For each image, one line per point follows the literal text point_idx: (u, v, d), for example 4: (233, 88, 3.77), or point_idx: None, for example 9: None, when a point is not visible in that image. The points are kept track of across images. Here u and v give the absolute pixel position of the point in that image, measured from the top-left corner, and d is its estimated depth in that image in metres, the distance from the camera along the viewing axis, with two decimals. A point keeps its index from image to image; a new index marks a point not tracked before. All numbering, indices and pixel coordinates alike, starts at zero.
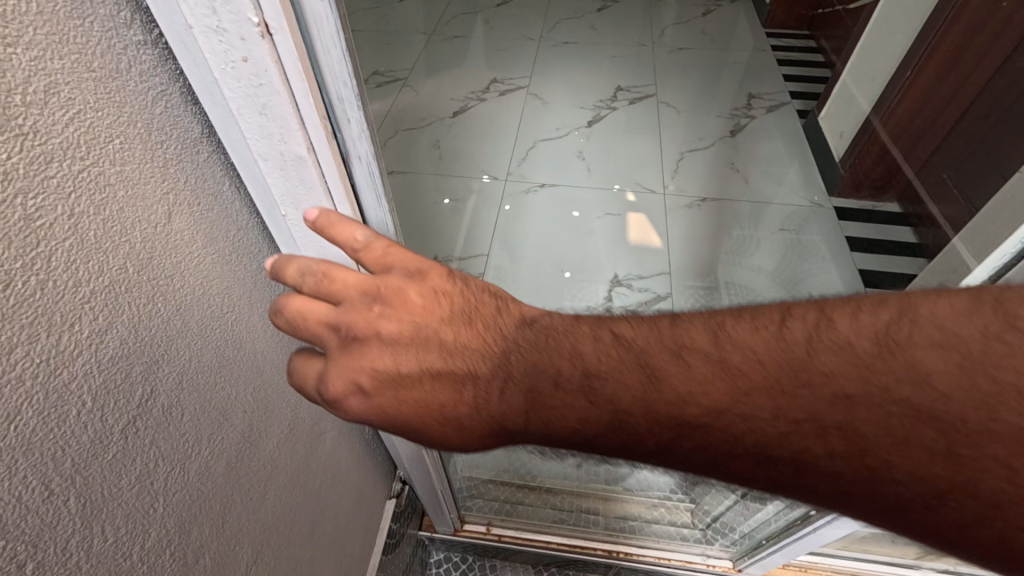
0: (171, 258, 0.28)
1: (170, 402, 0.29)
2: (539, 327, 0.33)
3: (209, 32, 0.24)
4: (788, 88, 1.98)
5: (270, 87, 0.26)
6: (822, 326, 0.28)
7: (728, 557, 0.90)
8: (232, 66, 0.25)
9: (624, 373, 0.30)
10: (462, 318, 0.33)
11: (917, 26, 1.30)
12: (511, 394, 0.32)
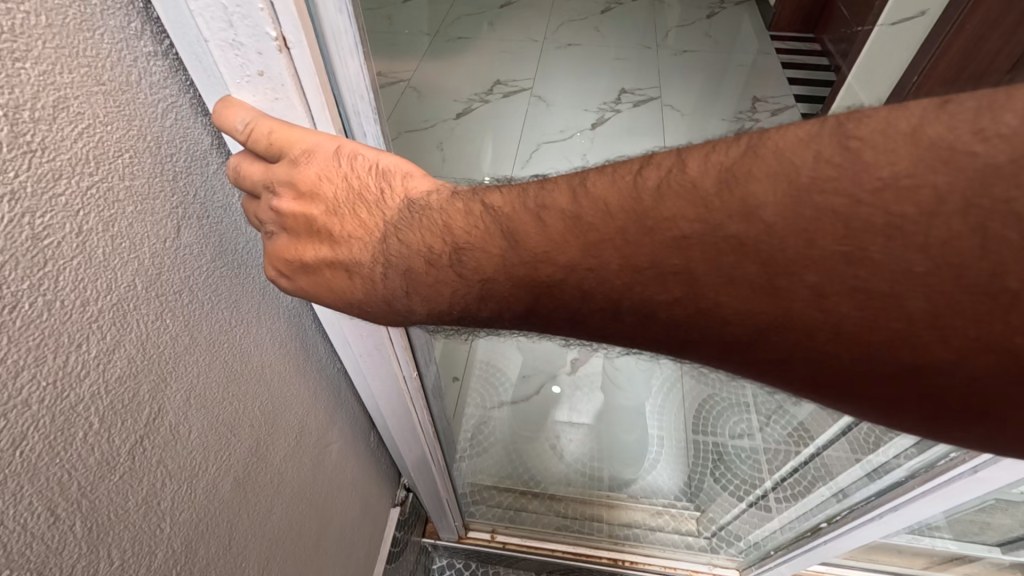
0: (179, 273, 0.27)
1: (178, 419, 0.28)
2: (418, 207, 0.29)
3: (225, 48, 0.24)
4: (792, 91, 1.98)
5: (287, 100, 0.27)
6: (675, 170, 0.24)
7: (734, 565, 0.89)
8: (248, 79, 0.26)
9: (488, 239, 0.27)
10: (348, 205, 0.30)
11: (925, 29, 1.29)
12: (393, 280, 0.29)
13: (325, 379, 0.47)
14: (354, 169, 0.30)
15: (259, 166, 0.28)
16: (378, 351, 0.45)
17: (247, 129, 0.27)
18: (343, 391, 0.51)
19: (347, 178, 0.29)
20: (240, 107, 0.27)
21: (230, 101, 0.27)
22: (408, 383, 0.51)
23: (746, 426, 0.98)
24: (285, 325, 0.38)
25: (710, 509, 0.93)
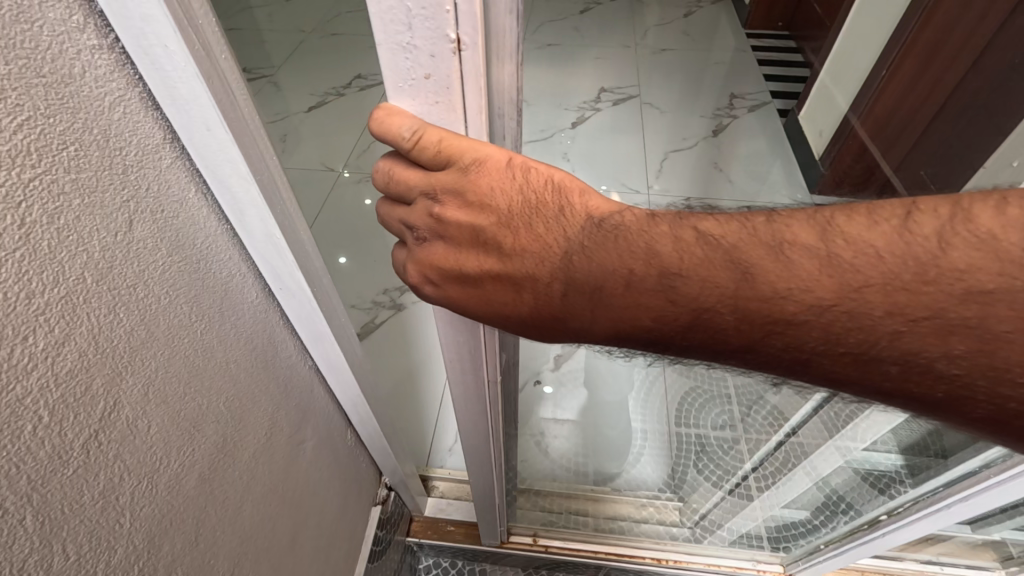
0: (134, 268, 0.27)
1: (136, 414, 0.28)
2: (604, 226, 0.32)
3: (399, 50, 0.27)
4: (770, 88, 2.02)
5: (447, 102, 0.29)
6: (958, 218, 0.25)
7: (778, 560, 0.90)
8: (414, 81, 0.28)
9: (711, 271, 0.29)
10: (523, 220, 0.33)
11: (893, 23, 1.32)
12: (572, 294, 0.32)
13: (297, 377, 0.47)
14: (530, 187, 0.32)
15: (427, 176, 0.32)
16: (471, 356, 0.47)
17: (414, 137, 0.31)
18: (316, 389, 0.51)
19: (522, 193, 0.32)
20: (403, 115, 0.30)
21: (393, 110, 0.30)
22: (491, 389, 0.53)
23: (727, 417, 0.98)
24: (251, 320, 0.38)
25: (694, 500, 0.94)
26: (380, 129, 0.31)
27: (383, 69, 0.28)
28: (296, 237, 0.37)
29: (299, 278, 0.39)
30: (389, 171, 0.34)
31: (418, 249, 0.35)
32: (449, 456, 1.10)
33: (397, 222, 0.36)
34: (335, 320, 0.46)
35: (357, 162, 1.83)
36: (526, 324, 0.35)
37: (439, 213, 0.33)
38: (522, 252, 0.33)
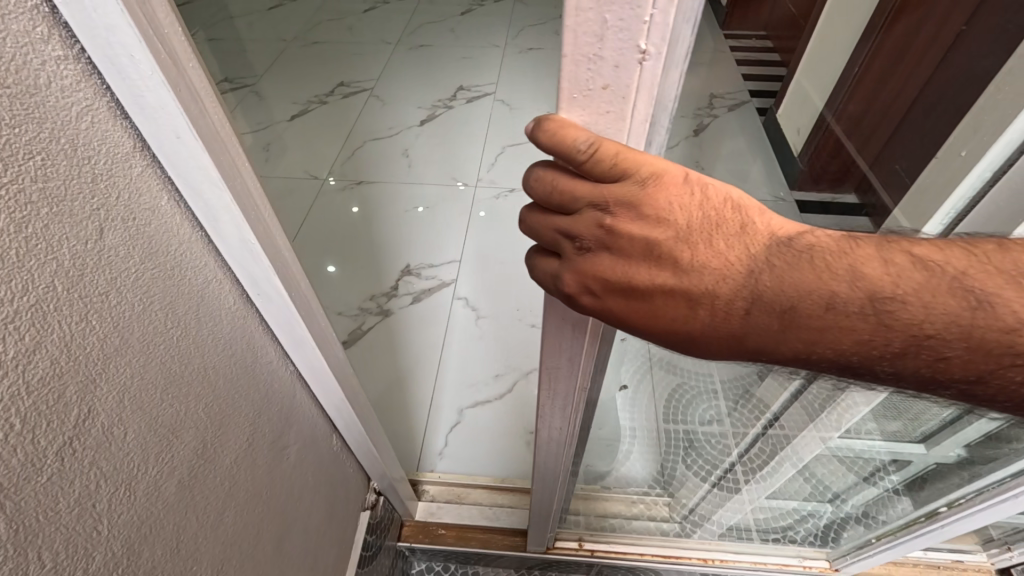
0: (106, 275, 0.28)
1: (111, 421, 0.28)
2: (793, 245, 0.31)
3: (582, 62, 0.25)
4: (749, 88, 2.10)
5: (616, 114, 0.28)
6: None
7: (823, 556, 0.90)
8: (587, 92, 0.27)
9: (937, 298, 0.28)
10: (703, 237, 0.32)
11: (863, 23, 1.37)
12: (758, 313, 0.31)
13: (279, 382, 0.47)
14: (711, 204, 0.31)
15: (598, 189, 0.30)
16: (569, 363, 0.47)
17: (590, 150, 0.29)
18: (300, 393, 0.51)
19: (701, 209, 0.31)
20: (579, 129, 0.28)
21: (567, 124, 0.28)
22: (574, 400, 0.53)
23: (713, 410, 0.87)
24: (228, 326, 0.39)
25: (682, 494, 0.91)
26: (551, 140, 0.29)
27: (562, 80, 0.26)
28: (270, 242, 0.38)
29: (275, 283, 0.40)
30: (550, 181, 0.32)
31: (575, 260, 0.33)
32: (439, 459, 1.10)
33: (550, 230, 0.34)
34: (314, 324, 0.46)
35: (342, 169, 1.82)
36: (690, 340, 0.34)
37: (610, 225, 0.31)
38: (701, 269, 0.32)
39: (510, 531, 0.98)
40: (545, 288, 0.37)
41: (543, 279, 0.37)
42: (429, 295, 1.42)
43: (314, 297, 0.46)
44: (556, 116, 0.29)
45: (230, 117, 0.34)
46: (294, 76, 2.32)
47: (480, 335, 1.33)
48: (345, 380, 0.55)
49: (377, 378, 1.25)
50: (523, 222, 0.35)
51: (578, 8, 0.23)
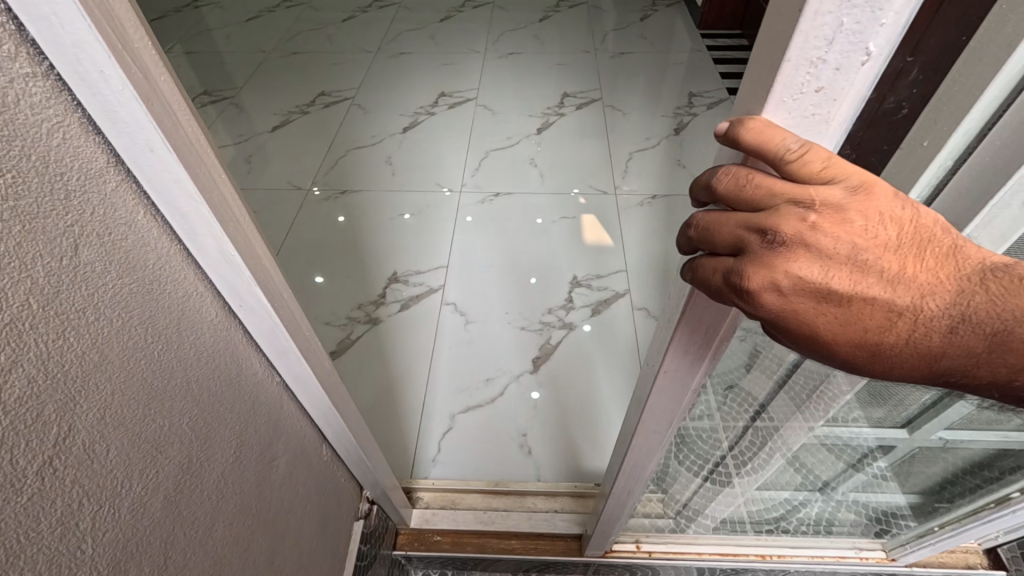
0: (82, 291, 0.27)
1: (92, 438, 0.28)
2: (1013, 269, 0.28)
3: (804, 64, 0.26)
4: (726, 86, 2.17)
5: (820, 116, 0.28)
6: None
7: (879, 547, 0.89)
8: (800, 96, 0.27)
9: None
10: (910, 251, 0.29)
11: None
12: (965, 335, 0.28)
13: (264, 393, 0.46)
14: (921, 219, 0.29)
15: (806, 187, 0.28)
16: (690, 366, 0.48)
17: (802, 150, 0.28)
18: (286, 404, 0.50)
19: (913, 222, 0.29)
20: (784, 130, 0.28)
21: (768, 122, 0.28)
22: (684, 404, 0.55)
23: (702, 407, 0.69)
24: (210, 338, 0.38)
25: (675, 491, 0.85)
26: (757, 138, 0.28)
27: (775, 84, 0.27)
28: (250, 254, 0.38)
29: (257, 293, 0.40)
30: (742, 177, 0.30)
31: (762, 258, 0.29)
32: (433, 466, 1.11)
33: (731, 228, 0.31)
34: (298, 334, 0.46)
35: (325, 177, 1.82)
36: (879, 355, 0.31)
37: (813, 224, 0.28)
38: (909, 283, 0.29)
39: (564, 537, 0.97)
40: (710, 290, 0.33)
41: (709, 279, 0.33)
42: (418, 301, 1.41)
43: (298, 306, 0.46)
44: (765, 115, 0.28)
45: (206, 129, 0.34)
46: (274, 87, 2.31)
47: (469, 340, 1.33)
48: (333, 389, 0.55)
49: (367, 387, 1.24)
50: (698, 219, 0.33)
51: (819, 11, 0.24)
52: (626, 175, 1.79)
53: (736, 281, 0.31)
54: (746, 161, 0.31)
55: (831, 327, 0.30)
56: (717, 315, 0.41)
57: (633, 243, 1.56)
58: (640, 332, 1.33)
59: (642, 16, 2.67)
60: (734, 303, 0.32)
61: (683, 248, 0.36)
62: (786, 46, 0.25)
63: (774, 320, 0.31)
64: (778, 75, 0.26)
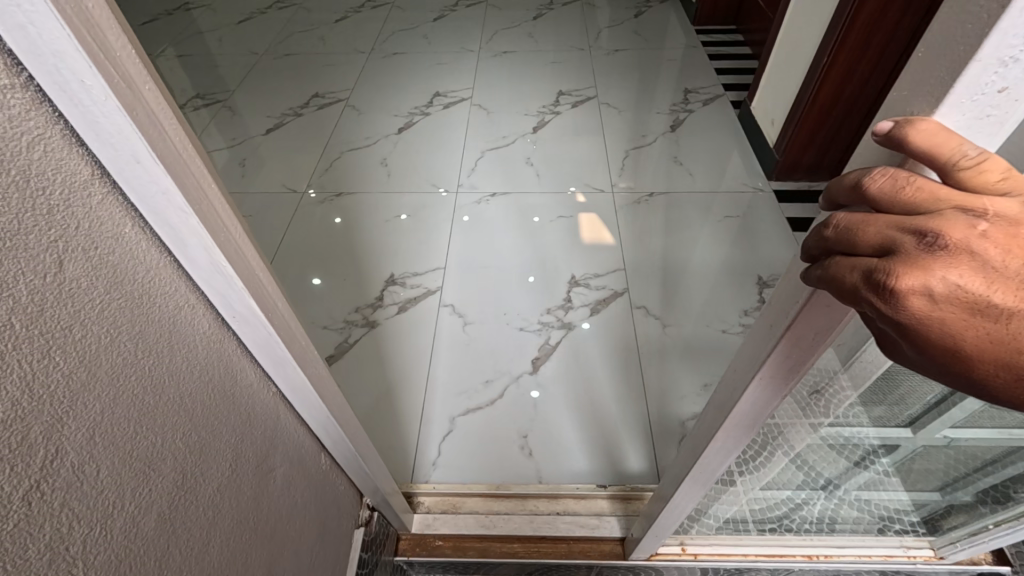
0: (68, 309, 0.27)
1: (81, 459, 0.28)
2: None
3: (994, 64, 0.26)
4: (721, 81, 2.17)
5: (996, 118, 0.28)
6: None
7: (926, 544, 0.85)
8: (981, 97, 0.27)
9: None
10: None
11: (829, 15, 1.39)
12: None
13: (260, 405, 0.46)
14: None
15: (979, 196, 0.27)
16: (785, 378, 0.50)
17: (977, 158, 0.27)
18: (283, 415, 0.50)
19: None
20: (962, 136, 0.27)
21: (941, 126, 0.28)
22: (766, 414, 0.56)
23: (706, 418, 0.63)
24: (203, 351, 0.38)
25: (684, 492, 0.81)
26: (927, 141, 0.27)
27: (958, 85, 0.26)
28: (242, 265, 0.37)
29: (251, 305, 0.39)
30: (902, 179, 0.29)
31: (916, 257, 0.27)
32: (434, 469, 1.10)
33: (880, 229, 0.29)
34: (295, 345, 0.45)
35: (320, 181, 1.80)
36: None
37: (984, 232, 0.26)
38: None
39: (607, 539, 0.96)
40: (844, 291, 0.31)
41: (842, 279, 0.31)
42: (415, 303, 1.41)
43: (295, 317, 0.45)
44: (937, 119, 0.28)
45: (196, 139, 0.33)
46: (267, 89, 2.29)
47: (468, 341, 1.32)
48: (332, 399, 0.54)
49: (364, 392, 1.23)
50: (840, 219, 0.31)
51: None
52: (622, 173, 1.78)
53: (881, 280, 0.28)
54: (905, 165, 0.30)
55: (979, 343, 0.27)
56: (825, 329, 0.43)
57: (631, 241, 1.55)
58: (639, 331, 1.33)
59: (636, 13, 2.66)
60: (869, 307, 0.30)
61: (811, 252, 0.34)
62: (976, 46, 0.25)
63: (917, 328, 0.28)
64: (962, 76, 0.26)
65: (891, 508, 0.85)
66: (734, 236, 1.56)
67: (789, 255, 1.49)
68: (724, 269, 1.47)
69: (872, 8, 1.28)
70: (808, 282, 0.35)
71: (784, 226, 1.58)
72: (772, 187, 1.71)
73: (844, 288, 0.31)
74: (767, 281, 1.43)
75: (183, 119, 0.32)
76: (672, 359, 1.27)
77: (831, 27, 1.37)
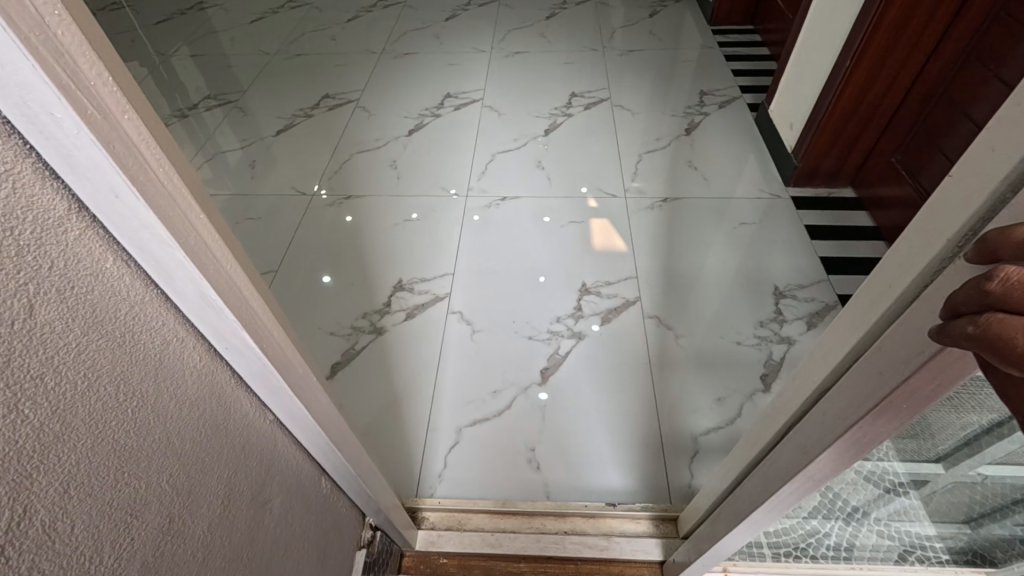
0: (39, 356, 0.25)
1: (52, 516, 0.26)
2: None
3: None
4: (738, 83, 2.13)
5: None
6: None
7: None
8: None
9: None
10: None
11: (853, 16, 1.34)
12: None
13: (256, 434, 0.44)
14: None
15: None
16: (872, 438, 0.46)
17: None
18: (281, 443, 0.48)
19: None
20: None
21: None
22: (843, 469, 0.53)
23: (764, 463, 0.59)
24: (193, 385, 0.36)
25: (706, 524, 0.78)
26: None
27: None
28: (235, 296, 0.35)
29: (245, 336, 0.37)
30: None
31: None
32: (440, 482, 1.08)
33: None
34: (292, 373, 0.44)
35: (330, 183, 1.79)
36: None
37: None
38: None
39: (618, 560, 0.95)
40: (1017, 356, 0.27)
41: (1014, 343, 0.27)
42: (423, 310, 1.39)
43: (293, 344, 0.44)
44: None
45: (187, 166, 0.31)
46: (278, 90, 2.28)
47: (475, 350, 1.30)
48: (332, 424, 0.53)
49: (370, 401, 1.22)
50: (1011, 272, 0.28)
51: None
52: (636, 177, 1.75)
53: None
54: None
55: None
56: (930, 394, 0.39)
57: (645, 247, 1.52)
58: (651, 342, 1.30)
59: (651, 13, 2.63)
60: None
61: (959, 305, 0.31)
62: None
63: None
64: None
65: (914, 536, 0.80)
66: (752, 244, 1.52)
67: (808, 265, 1.45)
68: (740, 278, 1.43)
69: (898, 10, 1.24)
70: (953, 338, 0.31)
71: (802, 234, 1.54)
72: (790, 194, 1.66)
73: (1010, 353, 0.28)
74: (786, 292, 1.39)
75: (172, 147, 0.30)
76: (685, 371, 1.24)
77: (854, 30, 1.33)
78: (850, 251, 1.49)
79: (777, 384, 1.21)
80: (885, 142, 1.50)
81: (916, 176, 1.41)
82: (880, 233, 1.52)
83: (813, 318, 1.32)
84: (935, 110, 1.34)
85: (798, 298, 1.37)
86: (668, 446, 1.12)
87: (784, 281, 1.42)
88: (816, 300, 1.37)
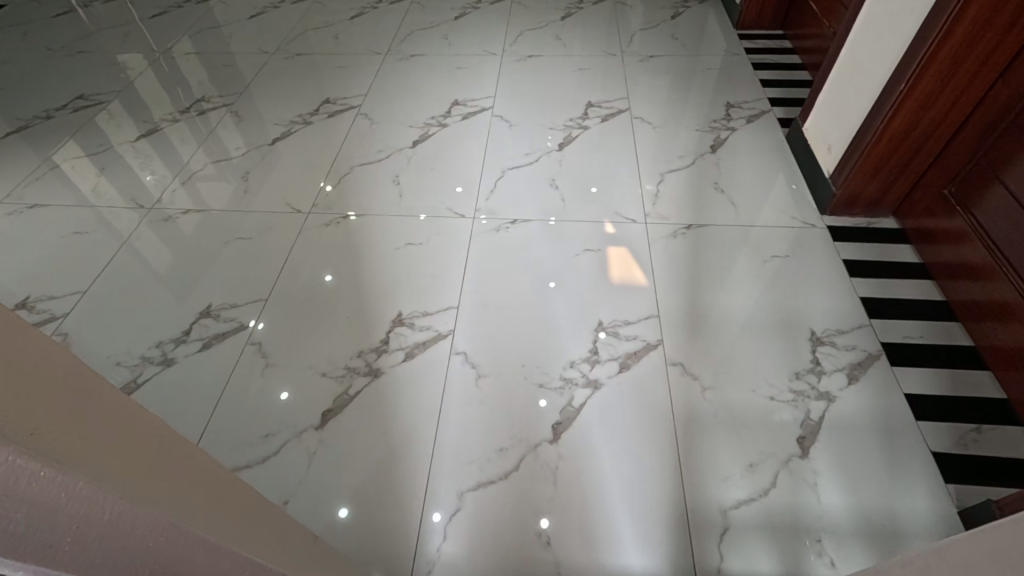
0: None
1: None
2: None
3: None
4: (767, 95, 1.98)
5: None
6: None
7: None
8: None
9: None
10: None
11: (910, 35, 1.20)
12: None
13: None
14: None
15: None
16: None
17: None
18: None
19: None
20: None
21: None
22: None
23: None
24: None
25: None
26: None
27: None
28: (85, 528, 0.30)
29: (118, 558, 0.33)
30: None
31: None
32: (423, 529, 1.01)
33: None
34: (202, 543, 0.39)
35: (327, 200, 1.67)
36: None
37: None
38: None
39: None
40: None
41: None
42: (423, 349, 1.27)
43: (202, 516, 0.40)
44: None
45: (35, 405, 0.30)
46: (276, 93, 2.15)
47: (480, 400, 1.18)
48: (248, 526, 0.48)
49: (363, 457, 1.11)
50: None
51: None
52: (656, 200, 1.61)
53: None
54: None
55: None
56: None
57: (667, 281, 1.39)
58: (674, 395, 1.17)
59: (672, 14, 2.47)
60: None
61: None
62: None
63: None
64: None
65: None
66: (784, 280, 1.39)
67: (846, 307, 1.32)
68: (772, 319, 1.30)
69: (969, 26, 1.09)
70: None
71: (840, 270, 1.40)
72: (826, 223, 1.53)
73: None
74: (823, 338, 1.26)
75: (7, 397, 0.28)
76: (713, 431, 1.11)
77: (913, 47, 1.18)
78: (893, 291, 1.35)
79: (815, 448, 1.08)
80: (935, 172, 1.36)
81: (970, 211, 1.28)
82: (925, 270, 1.39)
83: (854, 371, 1.19)
84: (1000, 141, 1.20)
85: (836, 346, 1.24)
86: (693, 522, 1.00)
87: (820, 325, 1.28)
88: (856, 349, 1.24)
